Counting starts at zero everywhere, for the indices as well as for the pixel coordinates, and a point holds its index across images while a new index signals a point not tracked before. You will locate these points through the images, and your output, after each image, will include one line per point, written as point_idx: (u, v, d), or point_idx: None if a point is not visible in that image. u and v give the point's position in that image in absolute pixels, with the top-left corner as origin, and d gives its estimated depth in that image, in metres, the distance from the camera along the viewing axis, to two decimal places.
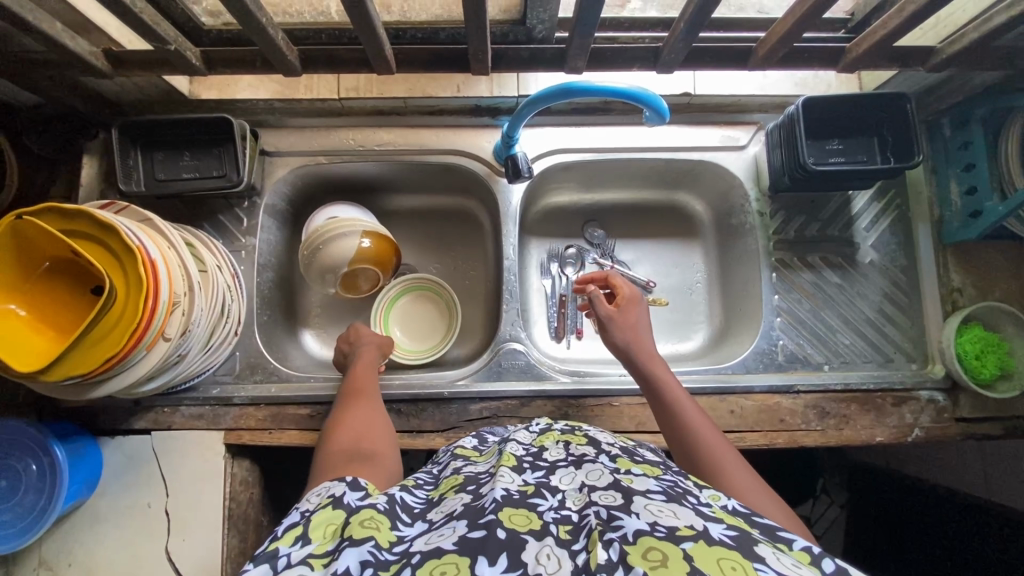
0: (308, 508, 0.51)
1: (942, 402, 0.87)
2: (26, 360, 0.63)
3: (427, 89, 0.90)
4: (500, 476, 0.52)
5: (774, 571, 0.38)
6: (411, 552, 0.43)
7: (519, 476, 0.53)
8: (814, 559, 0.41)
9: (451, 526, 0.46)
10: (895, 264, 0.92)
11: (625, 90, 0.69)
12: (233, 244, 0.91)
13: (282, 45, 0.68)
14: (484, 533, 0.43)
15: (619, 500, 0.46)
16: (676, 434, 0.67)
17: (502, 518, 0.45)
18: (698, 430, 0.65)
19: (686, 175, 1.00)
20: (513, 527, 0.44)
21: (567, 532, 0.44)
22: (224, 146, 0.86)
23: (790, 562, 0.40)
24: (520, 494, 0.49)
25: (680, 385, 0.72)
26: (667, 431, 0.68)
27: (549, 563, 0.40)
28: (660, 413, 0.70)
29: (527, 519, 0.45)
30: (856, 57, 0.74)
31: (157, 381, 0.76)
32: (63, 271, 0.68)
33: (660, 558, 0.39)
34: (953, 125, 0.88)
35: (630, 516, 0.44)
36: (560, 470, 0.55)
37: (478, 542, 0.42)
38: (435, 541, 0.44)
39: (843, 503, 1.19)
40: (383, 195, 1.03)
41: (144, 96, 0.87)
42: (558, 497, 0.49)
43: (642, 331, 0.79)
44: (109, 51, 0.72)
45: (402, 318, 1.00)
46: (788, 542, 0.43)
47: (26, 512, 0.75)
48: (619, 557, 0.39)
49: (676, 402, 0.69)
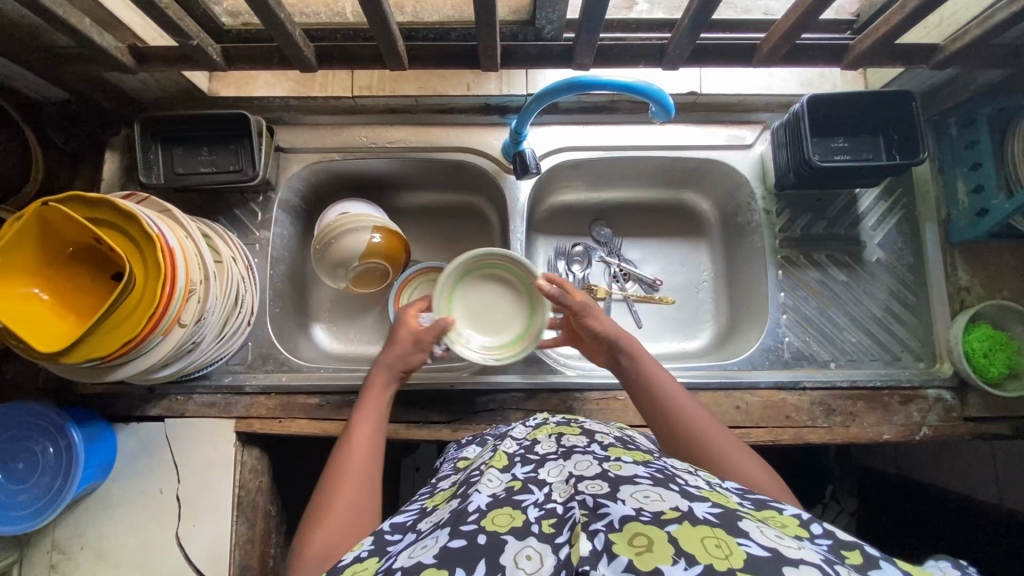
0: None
1: (949, 400, 0.86)
2: (48, 340, 0.65)
3: (439, 88, 0.93)
4: (486, 478, 0.53)
5: (758, 545, 0.39)
6: (393, 569, 0.43)
7: (507, 475, 0.54)
8: (803, 523, 0.44)
9: (434, 536, 0.46)
10: (902, 263, 0.92)
11: (631, 84, 0.71)
12: (247, 237, 0.93)
13: (299, 41, 0.71)
14: (466, 541, 0.44)
15: (606, 488, 0.47)
16: (666, 421, 0.69)
17: (485, 524, 0.45)
18: (691, 417, 0.68)
19: (693, 174, 1.01)
20: (495, 529, 0.45)
21: (550, 525, 0.45)
22: (242, 142, 0.89)
23: (773, 534, 0.41)
24: (506, 493, 0.50)
25: (668, 373, 0.74)
26: (656, 419, 0.70)
27: (530, 563, 0.41)
28: (648, 401, 0.72)
29: (509, 517, 0.46)
30: (860, 54, 0.75)
31: (171, 368, 0.78)
32: (87, 257, 0.71)
33: (645, 543, 0.40)
34: (959, 125, 0.88)
35: (615, 503, 0.44)
36: (550, 462, 0.55)
37: (459, 552, 0.43)
38: (417, 554, 0.44)
39: (853, 511, 1.17)
40: (394, 192, 1.05)
41: (165, 93, 0.90)
42: (544, 491, 0.50)
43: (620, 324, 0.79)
44: (135, 48, 0.75)
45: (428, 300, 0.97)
46: (778, 509, 0.47)
47: (42, 493, 0.77)
48: (603, 546, 0.40)
49: (665, 390, 0.71)
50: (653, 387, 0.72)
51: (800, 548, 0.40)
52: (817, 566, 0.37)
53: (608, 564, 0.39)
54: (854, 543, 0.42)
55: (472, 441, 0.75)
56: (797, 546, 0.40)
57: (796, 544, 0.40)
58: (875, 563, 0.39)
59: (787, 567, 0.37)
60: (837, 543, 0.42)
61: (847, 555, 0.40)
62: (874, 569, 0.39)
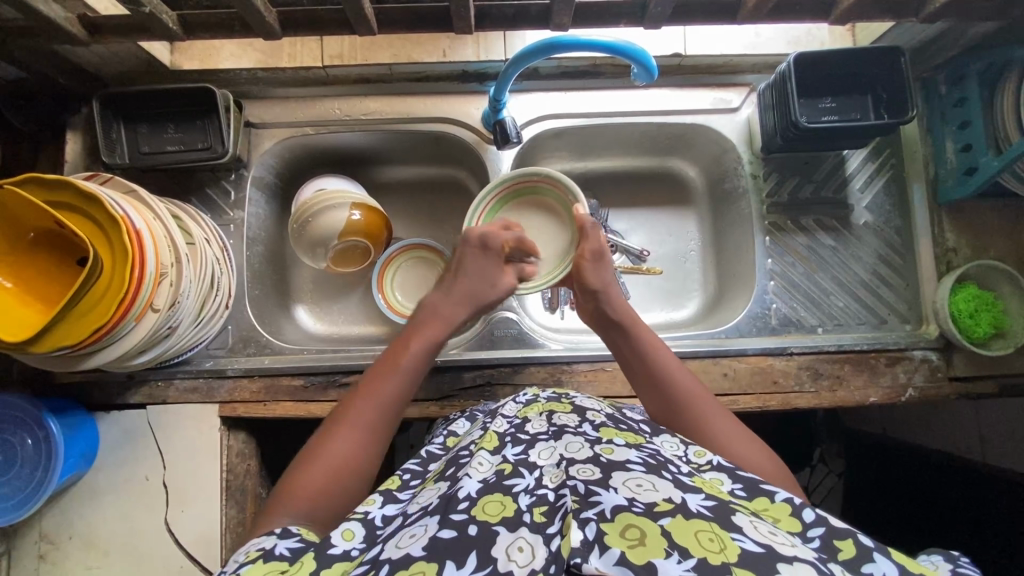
0: (236, 566, 0.48)
1: (935, 361, 0.87)
2: (17, 330, 0.63)
3: (412, 54, 0.89)
4: (477, 461, 0.51)
5: (751, 540, 0.39)
6: (381, 561, 0.42)
7: (497, 457, 0.52)
8: (795, 510, 0.45)
9: (422, 524, 0.45)
10: (889, 225, 0.91)
11: (612, 43, 0.68)
12: (221, 218, 0.90)
13: (260, 7, 0.67)
14: (456, 532, 0.43)
15: (597, 474, 0.47)
16: (657, 396, 0.66)
17: (476, 513, 0.44)
18: (696, 402, 0.64)
19: (679, 140, 0.98)
20: (486, 520, 0.44)
21: (543, 514, 0.44)
22: (210, 118, 0.85)
23: (766, 530, 0.41)
24: (496, 479, 0.48)
25: (672, 354, 0.70)
26: (657, 401, 0.66)
27: (522, 555, 0.40)
28: (645, 380, 0.68)
29: (500, 506, 0.45)
30: (847, 9, 0.73)
31: (150, 354, 0.76)
32: (48, 242, 0.68)
33: (638, 537, 0.40)
34: (949, 82, 0.85)
35: (607, 492, 0.44)
36: (540, 444, 0.54)
37: (449, 543, 0.42)
38: (405, 544, 0.43)
39: (840, 472, 1.20)
40: (373, 167, 1.02)
41: (124, 66, 0.85)
42: (535, 475, 0.49)
43: (615, 284, 0.75)
44: (86, 18, 0.71)
45: (410, 283, 0.99)
46: (769, 495, 0.48)
47: (23, 485, 0.76)
48: (595, 536, 0.40)
49: (656, 354, 0.69)
50: (655, 371, 0.67)
51: (791, 545, 0.40)
52: (811, 564, 0.38)
53: (600, 556, 0.39)
54: (847, 531, 0.43)
55: (461, 415, 0.74)
56: (790, 544, 0.40)
57: (788, 542, 0.40)
58: (869, 555, 0.41)
59: (781, 564, 0.37)
60: (830, 532, 0.43)
61: (840, 547, 0.42)
62: (868, 561, 0.41)
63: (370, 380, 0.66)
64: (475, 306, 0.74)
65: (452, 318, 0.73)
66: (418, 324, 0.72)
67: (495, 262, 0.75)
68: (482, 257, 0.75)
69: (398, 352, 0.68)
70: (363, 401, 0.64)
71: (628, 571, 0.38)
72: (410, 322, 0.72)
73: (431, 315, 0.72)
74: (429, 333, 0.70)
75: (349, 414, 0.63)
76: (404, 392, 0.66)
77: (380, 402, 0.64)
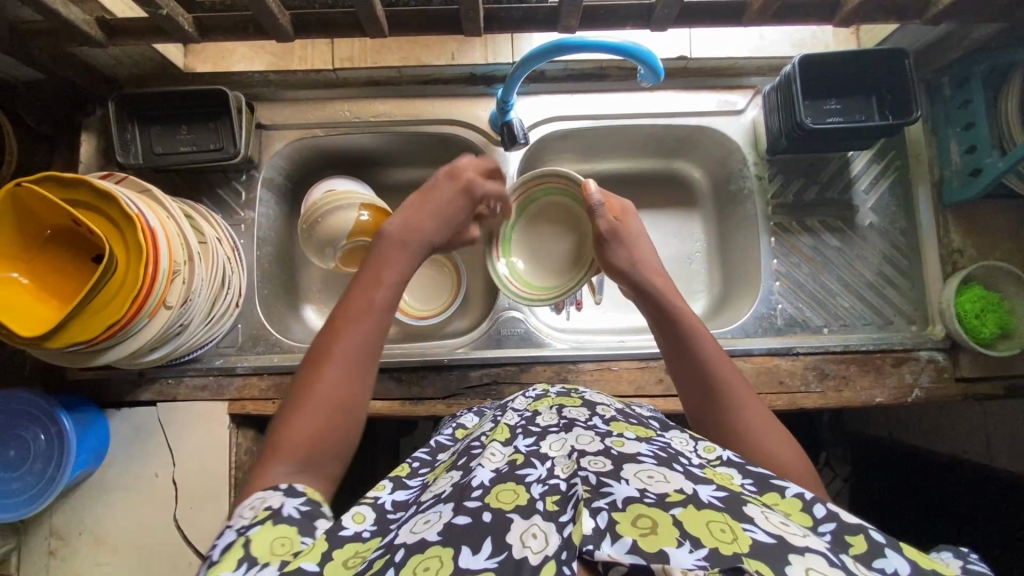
0: (244, 525, 0.48)
1: (941, 361, 0.87)
2: (33, 326, 0.64)
3: (420, 58, 0.90)
4: (489, 452, 0.52)
5: (763, 531, 0.40)
6: (396, 546, 0.43)
7: (509, 448, 0.53)
8: (805, 505, 0.46)
9: (436, 511, 0.45)
10: (894, 226, 0.92)
11: (618, 44, 0.69)
12: (232, 217, 0.91)
13: (274, 9, 0.68)
14: (471, 518, 0.43)
15: (608, 466, 0.47)
16: (695, 386, 0.65)
17: (489, 500, 0.45)
18: (733, 394, 0.63)
19: (685, 142, 0.99)
20: (500, 507, 0.44)
21: (555, 503, 0.44)
22: (221, 119, 0.86)
23: (778, 519, 0.42)
24: (509, 468, 0.49)
25: (712, 339, 0.68)
26: (691, 386, 0.65)
27: (536, 541, 0.40)
28: (681, 366, 0.67)
29: (514, 494, 0.45)
30: (851, 10, 0.74)
31: (161, 351, 0.77)
32: (64, 239, 0.69)
33: (650, 525, 0.40)
34: (953, 84, 0.86)
35: (618, 483, 0.44)
36: (551, 435, 0.54)
37: (463, 530, 0.42)
38: (420, 530, 0.44)
39: (847, 476, 1.18)
40: (381, 169, 1.03)
41: (139, 69, 0.87)
42: (547, 465, 0.50)
43: (647, 265, 0.75)
44: (103, 20, 0.72)
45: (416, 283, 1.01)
46: (780, 489, 0.48)
47: (35, 480, 0.77)
48: (606, 525, 0.40)
49: (699, 342, 0.67)
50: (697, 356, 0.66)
51: (804, 536, 0.40)
52: (823, 555, 0.38)
53: (612, 544, 0.39)
54: (858, 527, 0.43)
55: (469, 411, 0.75)
56: (801, 534, 0.40)
57: (801, 532, 0.41)
58: (880, 551, 0.41)
59: (792, 554, 0.38)
60: (841, 528, 0.43)
61: (852, 542, 0.42)
62: (879, 557, 0.41)
63: (341, 319, 0.63)
64: (450, 223, 0.74)
65: (420, 250, 0.71)
66: (383, 258, 0.69)
67: (467, 202, 0.76)
68: (451, 197, 0.74)
69: (369, 290, 0.65)
70: (340, 341, 0.62)
71: (641, 559, 0.37)
72: (371, 259, 0.69)
73: (393, 253, 0.69)
74: (393, 268, 0.68)
75: (325, 355, 0.61)
76: (377, 323, 0.64)
77: (354, 338, 0.62)
